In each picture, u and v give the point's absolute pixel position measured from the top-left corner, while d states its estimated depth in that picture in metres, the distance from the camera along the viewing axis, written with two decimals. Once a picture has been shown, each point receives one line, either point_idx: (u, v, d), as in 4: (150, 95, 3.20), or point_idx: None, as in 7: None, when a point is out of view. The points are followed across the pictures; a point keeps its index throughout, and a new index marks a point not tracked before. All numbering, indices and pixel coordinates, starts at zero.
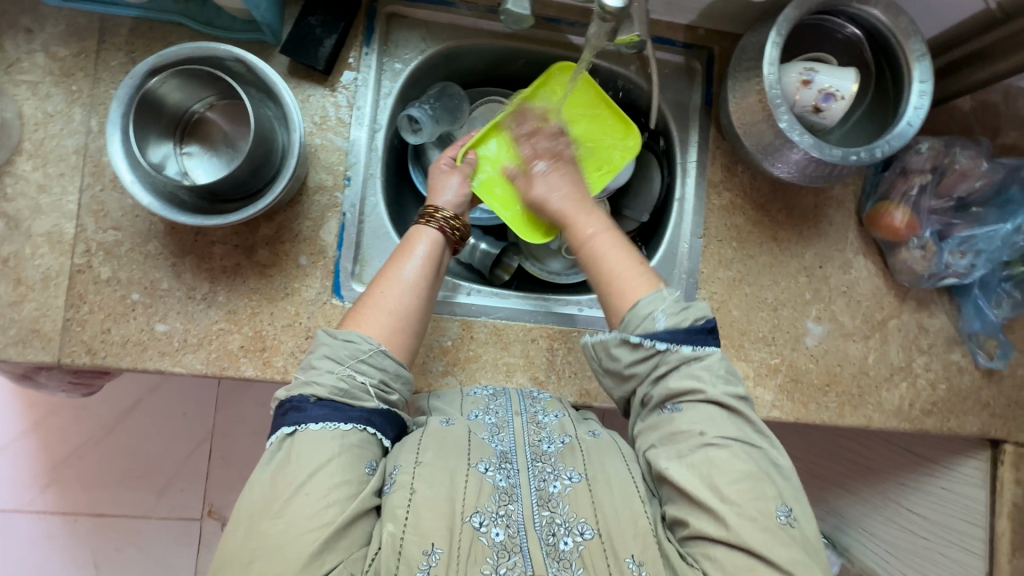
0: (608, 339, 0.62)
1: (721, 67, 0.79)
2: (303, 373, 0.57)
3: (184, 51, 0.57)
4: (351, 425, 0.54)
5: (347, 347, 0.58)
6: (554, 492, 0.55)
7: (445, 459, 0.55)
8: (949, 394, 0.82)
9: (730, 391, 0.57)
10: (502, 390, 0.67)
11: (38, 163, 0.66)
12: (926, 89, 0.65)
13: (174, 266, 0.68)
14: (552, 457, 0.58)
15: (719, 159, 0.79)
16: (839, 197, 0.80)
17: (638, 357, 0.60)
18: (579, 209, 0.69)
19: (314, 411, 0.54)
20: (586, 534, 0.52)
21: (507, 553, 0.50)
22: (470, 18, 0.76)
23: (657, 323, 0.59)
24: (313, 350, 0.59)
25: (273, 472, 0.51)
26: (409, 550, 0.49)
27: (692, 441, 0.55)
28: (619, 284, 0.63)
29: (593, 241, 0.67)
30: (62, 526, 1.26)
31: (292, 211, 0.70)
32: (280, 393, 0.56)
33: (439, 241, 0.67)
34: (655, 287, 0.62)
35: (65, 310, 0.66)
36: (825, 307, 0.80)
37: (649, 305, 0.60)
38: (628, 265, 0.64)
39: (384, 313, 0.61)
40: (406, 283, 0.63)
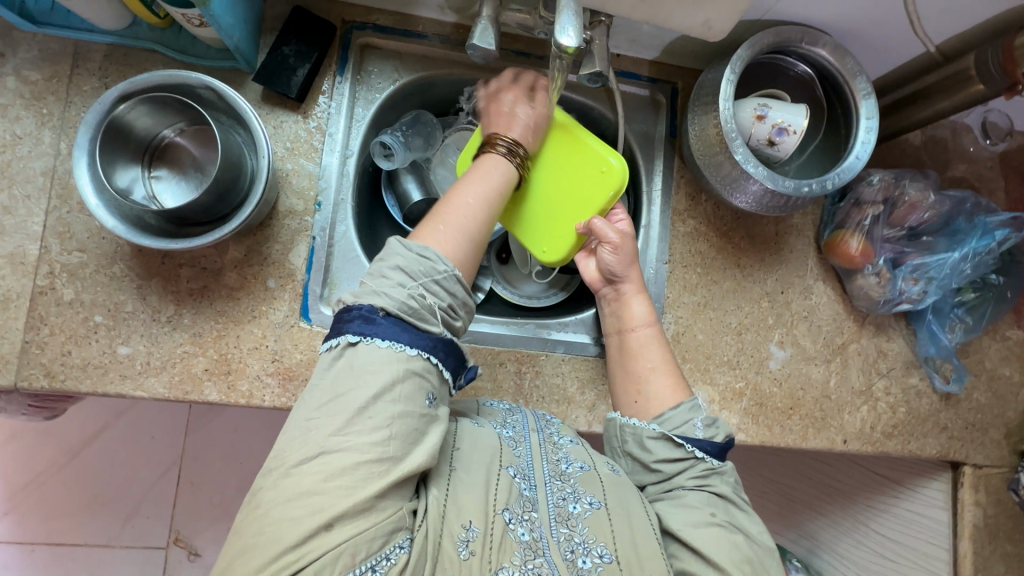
0: (644, 428, 0.64)
1: (684, 101, 0.83)
2: (372, 281, 0.54)
3: (154, 78, 0.58)
4: (417, 351, 0.52)
5: (424, 265, 0.55)
6: (573, 512, 0.55)
7: (477, 453, 0.56)
8: (908, 417, 0.84)
9: (738, 496, 0.62)
10: (518, 407, 0.67)
11: (4, 184, 0.66)
12: (872, 125, 0.68)
13: (139, 288, 0.68)
14: (571, 479, 0.58)
15: (683, 187, 0.82)
16: (799, 225, 0.83)
17: (672, 455, 0.62)
18: (638, 290, 0.72)
19: (382, 326, 0.51)
20: (604, 556, 0.54)
21: (533, 552, 0.51)
22: (442, 50, 0.78)
23: (694, 430, 0.63)
24: (385, 258, 0.55)
25: (334, 378, 0.50)
26: (449, 525, 0.50)
27: (706, 519, 0.58)
28: (654, 384, 0.68)
29: (640, 331, 0.70)
30: (20, 556, 1.21)
31: (261, 234, 0.71)
32: (348, 297, 0.54)
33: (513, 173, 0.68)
34: (690, 396, 0.67)
35: (24, 332, 0.65)
36: (787, 331, 0.82)
37: (689, 412, 0.65)
38: (665, 368, 0.69)
39: (461, 232, 0.60)
40: (481, 208, 0.63)
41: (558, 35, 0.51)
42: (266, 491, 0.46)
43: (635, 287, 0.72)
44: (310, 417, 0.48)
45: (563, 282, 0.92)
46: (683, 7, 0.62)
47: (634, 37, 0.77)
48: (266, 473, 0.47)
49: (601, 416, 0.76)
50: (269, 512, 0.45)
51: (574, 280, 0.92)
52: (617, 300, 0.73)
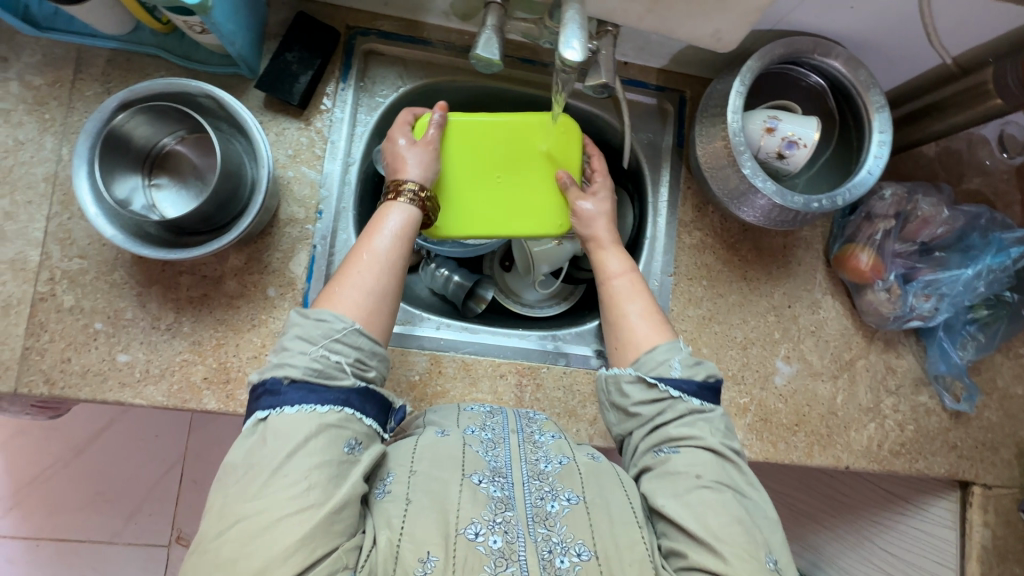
0: (621, 374, 0.62)
1: (692, 110, 0.81)
2: (276, 355, 0.54)
3: (154, 86, 0.57)
4: (328, 408, 0.52)
5: (321, 327, 0.55)
6: (551, 511, 0.53)
7: (437, 472, 0.55)
8: (916, 435, 0.82)
9: (730, 449, 0.59)
10: (499, 409, 0.67)
11: (6, 190, 0.66)
12: (885, 139, 0.67)
13: (139, 296, 0.68)
14: (549, 477, 0.56)
15: (689, 199, 0.80)
16: (808, 238, 0.82)
17: (649, 398, 0.60)
18: (613, 244, 0.71)
19: (288, 395, 0.51)
20: (582, 555, 0.51)
21: (504, 563, 0.49)
22: (447, 57, 0.77)
23: (671, 370, 0.60)
24: (287, 331, 0.56)
25: (247, 452, 0.49)
26: (405, 556, 0.49)
27: (690, 482, 0.55)
28: (638, 326, 0.64)
29: (618, 279, 0.68)
30: (24, 551, 1.22)
31: (262, 242, 0.70)
32: (254, 376, 0.54)
33: (415, 216, 0.64)
34: (673, 337, 0.64)
35: (24, 339, 0.65)
36: (794, 346, 0.81)
37: (666, 352, 0.62)
38: (650, 313, 0.65)
39: (360, 289, 0.58)
40: (381, 260, 0.60)
41: (561, 49, 0.50)
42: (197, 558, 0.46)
43: (613, 242, 0.70)
44: (227, 490, 0.48)
45: (566, 292, 0.92)
46: (693, 17, 0.61)
47: (642, 46, 0.75)
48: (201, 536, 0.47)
49: (603, 430, 0.75)
50: None
51: (577, 290, 0.92)
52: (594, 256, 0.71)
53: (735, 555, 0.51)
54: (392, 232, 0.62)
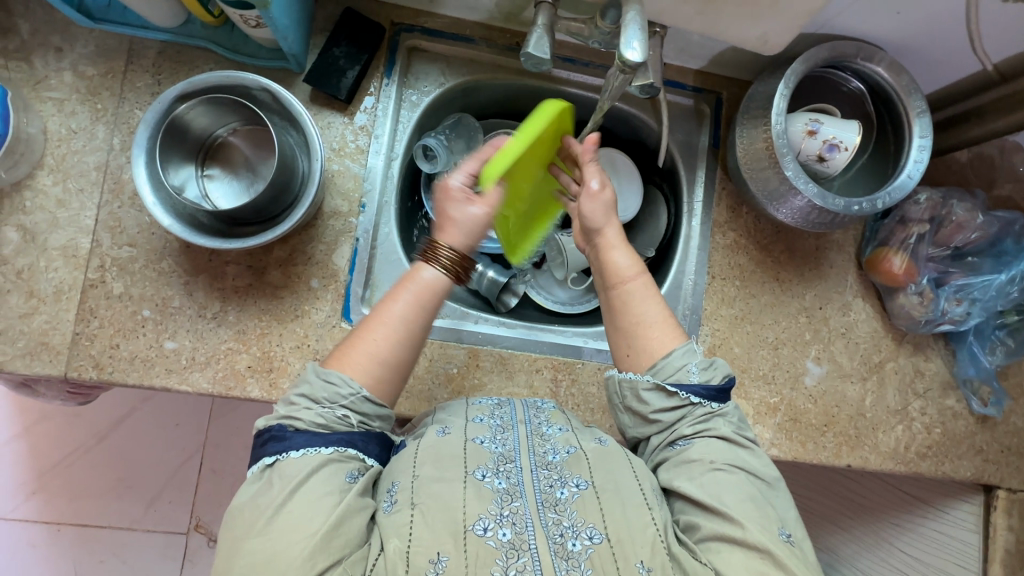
0: (638, 381, 0.61)
1: (729, 112, 0.82)
2: (284, 404, 0.56)
3: (213, 78, 0.58)
4: (333, 449, 0.54)
5: (328, 389, 0.56)
6: (561, 497, 0.55)
7: (441, 471, 0.55)
8: (943, 438, 0.83)
9: (745, 437, 0.60)
10: (507, 400, 0.67)
11: (59, 178, 0.68)
12: (926, 143, 0.67)
13: (186, 284, 0.69)
14: (558, 466, 0.58)
15: (724, 199, 0.81)
16: (840, 241, 0.83)
17: (669, 406, 0.60)
18: (621, 243, 0.67)
19: (293, 439, 0.54)
20: (594, 538, 0.53)
21: (516, 554, 0.51)
22: (488, 54, 0.78)
23: (690, 375, 0.60)
24: (298, 383, 0.57)
25: (255, 492, 0.51)
26: (416, 559, 0.50)
27: (705, 468, 0.57)
28: (652, 331, 0.63)
29: (630, 282, 0.64)
30: (47, 535, 1.23)
31: (306, 234, 0.71)
32: (262, 422, 0.56)
33: (445, 284, 0.59)
34: (685, 339, 0.63)
35: (75, 324, 0.67)
36: (824, 347, 0.82)
37: (684, 356, 0.61)
38: (660, 317, 0.64)
39: (375, 360, 0.57)
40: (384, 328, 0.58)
41: (622, 49, 0.50)
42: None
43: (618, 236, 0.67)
44: (234, 531, 0.50)
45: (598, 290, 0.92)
46: (741, 19, 0.62)
47: (682, 47, 0.76)
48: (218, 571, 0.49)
49: None
50: None
51: None
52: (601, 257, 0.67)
53: (751, 526, 0.53)
54: (415, 295, 0.59)
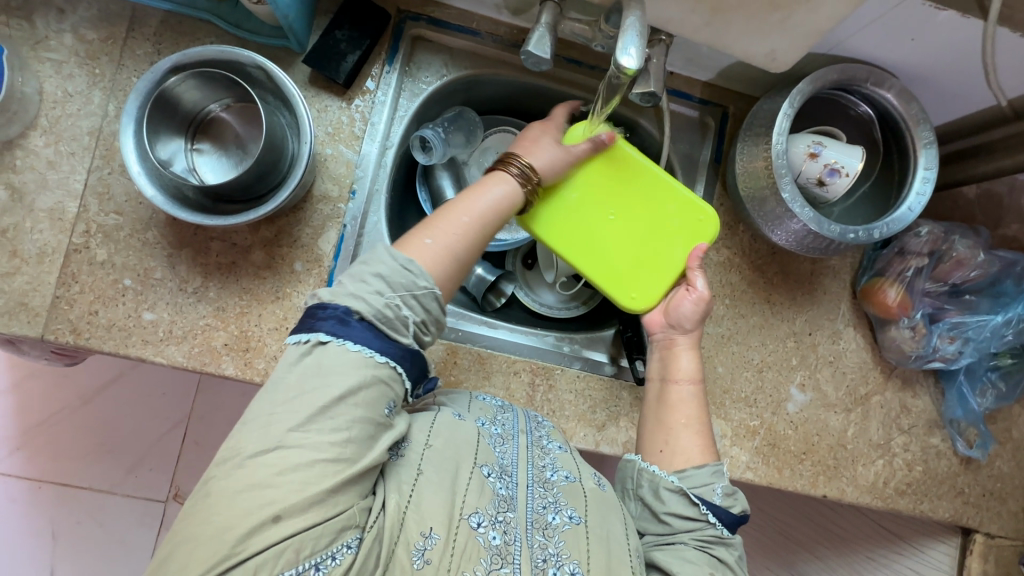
0: (662, 477, 0.62)
1: (734, 127, 0.80)
2: (350, 282, 0.53)
3: (207, 52, 0.58)
4: (385, 359, 0.52)
5: (405, 276, 0.54)
6: (552, 522, 0.57)
7: (453, 453, 0.56)
8: (924, 476, 0.81)
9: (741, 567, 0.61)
10: (510, 405, 0.68)
11: (51, 140, 0.68)
12: (930, 176, 0.66)
13: (169, 257, 0.69)
14: (554, 488, 0.59)
15: (721, 216, 0.80)
16: (836, 267, 0.81)
17: (684, 512, 0.60)
18: (692, 348, 0.69)
19: (355, 329, 0.51)
20: (574, 574, 0.54)
21: (500, 561, 0.52)
22: (494, 49, 0.77)
23: (713, 496, 0.61)
24: (369, 263, 0.55)
25: (300, 374, 0.49)
26: (409, 527, 0.51)
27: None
28: (682, 433, 0.65)
29: (684, 387, 0.67)
30: (26, 492, 1.24)
31: (294, 216, 0.71)
32: (322, 294, 0.53)
33: (514, 197, 0.63)
34: (716, 459, 0.64)
35: (55, 287, 0.67)
36: (810, 374, 0.80)
37: (711, 475, 0.62)
38: (699, 427, 0.66)
39: (447, 250, 0.58)
40: (470, 227, 0.60)
41: (618, 54, 0.49)
42: (218, 480, 0.46)
43: (690, 343, 0.69)
44: (275, 409, 0.48)
45: (585, 297, 0.91)
46: (748, 34, 0.60)
47: (690, 57, 0.74)
48: (222, 459, 0.47)
49: (609, 438, 0.74)
50: (220, 499, 0.45)
51: (595, 297, 0.91)
52: (669, 350, 0.69)
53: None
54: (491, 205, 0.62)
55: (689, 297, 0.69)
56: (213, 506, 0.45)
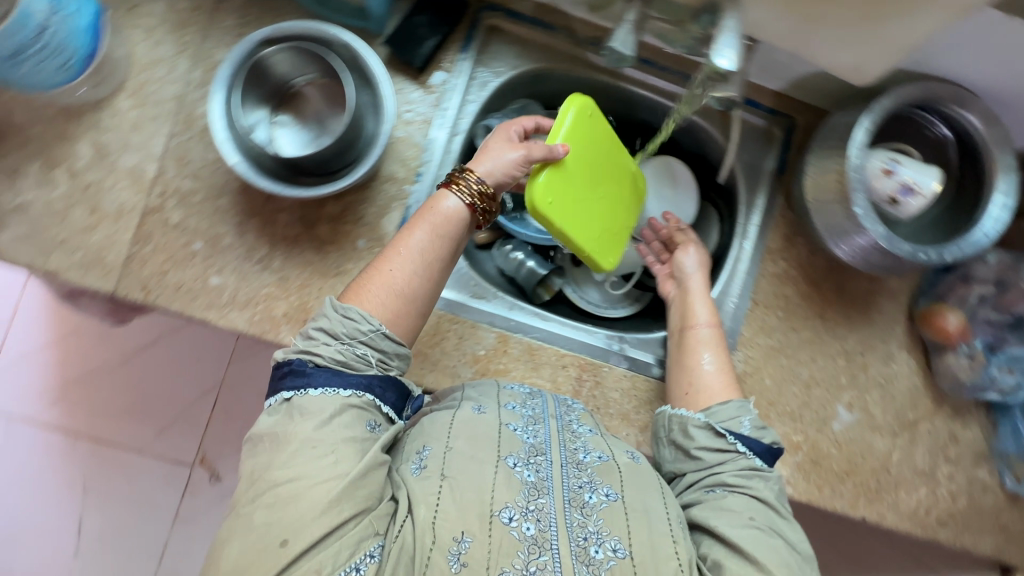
0: (690, 417, 0.65)
1: (801, 139, 0.79)
2: (303, 341, 0.58)
3: (301, 27, 0.60)
4: (351, 391, 0.55)
5: (348, 325, 0.57)
6: (589, 501, 0.57)
7: (476, 448, 0.57)
8: (968, 509, 0.80)
9: (783, 507, 0.62)
10: (539, 391, 0.68)
11: (136, 103, 0.70)
12: (1008, 202, 0.64)
13: (239, 225, 0.71)
14: (588, 468, 0.59)
15: (781, 227, 0.79)
16: (894, 288, 0.80)
17: (713, 445, 0.63)
18: (704, 295, 0.75)
19: (313, 377, 0.55)
20: (617, 551, 0.54)
21: (538, 550, 0.52)
22: (567, 45, 0.78)
23: (741, 427, 0.64)
24: (317, 318, 0.59)
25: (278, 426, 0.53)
26: (441, 536, 0.51)
27: (744, 523, 0.58)
28: (703, 375, 0.69)
29: (704, 329, 0.72)
30: (62, 443, 1.29)
31: (361, 194, 0.72)
32: (280, 354, 0.57)
33: (462, 214, 0.64)
34: (741, 396, 0.68)
35: (130, 245, 0.69)
36: (858, 395, 0.79)
37: (737, 410, 0.65)
38: (723, 366, 0.70)
39: (389, 291, 0.60)
40: (417, 260, 0.62)
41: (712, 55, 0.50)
42: (233, 525, 0.50)
43: (703, 291, 0.75)
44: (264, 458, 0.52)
45: (635, 295, 0.91)
46: (835, 43, 0.60)
47: (765, 65, 0.74)
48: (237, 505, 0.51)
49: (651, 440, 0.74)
50: (237, 539, 0.49)
51: (643, 296, 0.91)
52: (682, 300, 0.76)
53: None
54: (430, 227, 0.63)
55: (688, 253, 0.79)
56: (233, 548, 0.48)
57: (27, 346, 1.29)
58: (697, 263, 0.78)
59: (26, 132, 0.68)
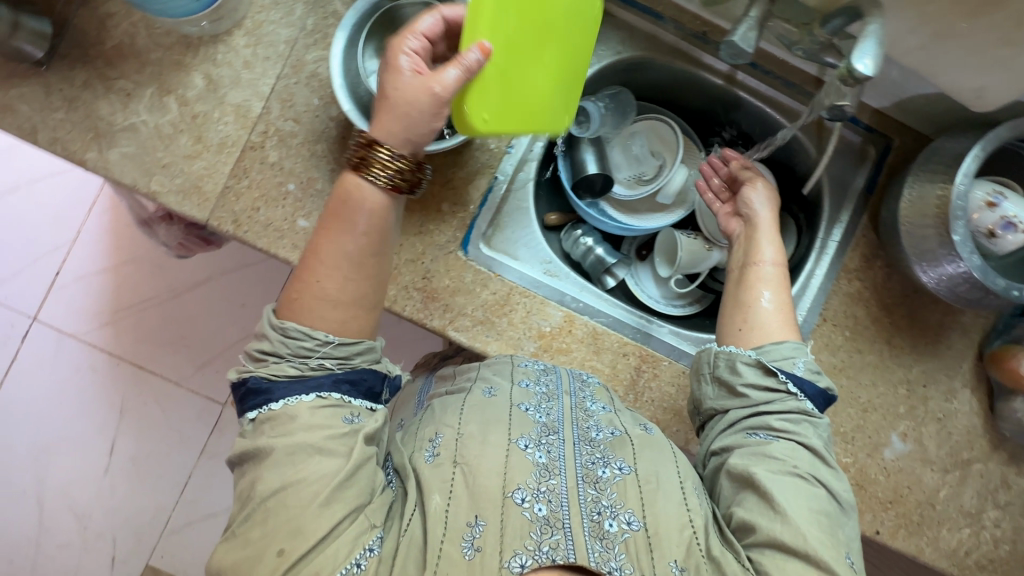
0: (739, 354, 0.66)
1: (896, 161, 0.78)
2: (255, 363, 0.57)
3: None
4: (315, 395, 0.55)
5: (292, 342, 0.56)
6: (602, 476, 0.57)
7: (487, 425, 0.59)
8: (1010, 557, 0.78)
9: (827, 455, 0.62)
10: (552, 367, 0.69)
11: (251, 42, 0.73)
12: None
13: (332, 171, 0.72)
14: (600, 445, 0.60)
15: (861, 247, 0.78)
16: (967, 325, 0.79)
17: (760, 383, 0.64)
18: (772, 233, 0.74)
19: (272, 392, 0.55)
20: (631, 523, 0.54)
21: (550, 530, 0.53)
22: (673, 37, 0.78)
23: (794, 367, 0.65)
24: (261, 339, 0.58)
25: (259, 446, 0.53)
26: (454, 521, 0.52)
27: (785, 468, 0.59)
28: (761, 313, 0.69)
29: (767, 266, 0.71)
30: (107, 364, 1.34)
31: (452, 158, 0.73)
32: (236, 378, 0.57)
33: (386, 202, 0.58)
34: (797, 337, 0.68)
35: (227, 178, 0.71)
36: (914, 426, 0.78)
37: (792, 351, 0.66)
38: (782, 303, 0.69)
39: (324, 300, 0.57)
40: (346, 263, 0.58)
41: (852, 61, 0.51)
42: (240, 529, 0.51)
43: (771, 231, 0.73)
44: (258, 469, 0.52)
45: (697, 295, 0.91)
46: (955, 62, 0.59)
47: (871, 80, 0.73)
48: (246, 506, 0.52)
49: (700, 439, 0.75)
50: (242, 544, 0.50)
51: (705, 298, 0.91)
52: (747, 238, 0.75)
53: (816, 540, 0.54)
54: (350, 223, 0.57)
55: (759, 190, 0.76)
56: (259, 537, 0.50)
57: (86, 267, 1.34)
58: (768, 203, 0.75)
59: (146, 56, 0.71)
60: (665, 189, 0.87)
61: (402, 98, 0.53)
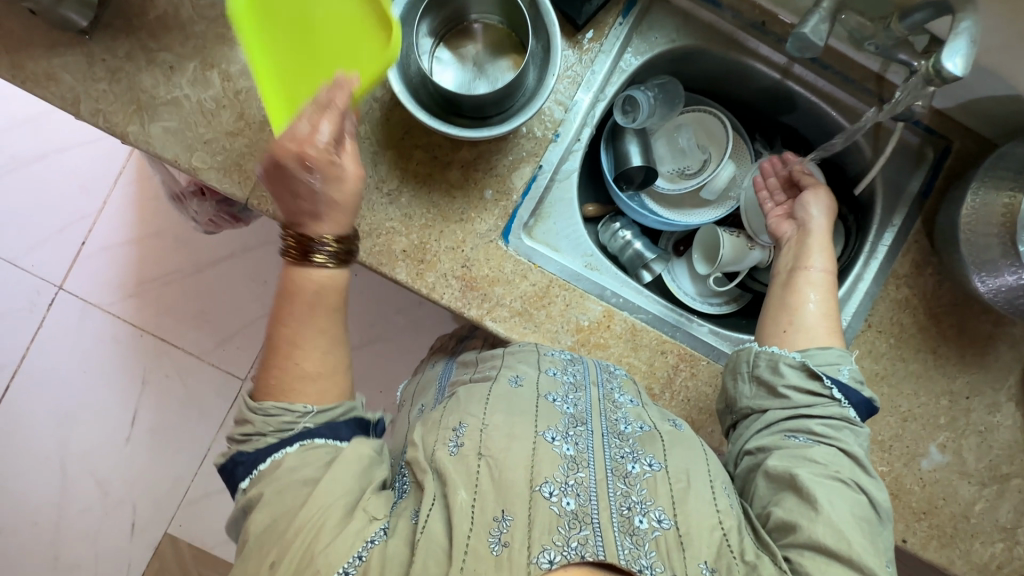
0: (783, 355, 0.65)
1: (954, 164, 0.76)
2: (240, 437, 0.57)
3: None
4: (299, 446, 0.55)
5: (269, 418, 0.56)
6: (631, 471, 0.56)
7: (515, 415, 0.58)
8: None
9: (868, 463, 0.61)
10: (580, 358, 0.69)
11: None
12: None
13: (374, 154, 0.70)
14: (630, 438, 0.59)
15: (912, 253, 0.76)
16: (1016, 337, 0.77)
17: (804, 386, 0.63)
18: (825, 239, 0.72)
19: (256, 455, 0.55)
20: (662, 521, 0.53)
21: (578, 525, 0.51)
22: (730, 27, 0.76)
23: (839, 374, 0.64)
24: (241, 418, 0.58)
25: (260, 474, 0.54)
26: (481, 513, 0.50)
27: (826, 472, 0.58)
28: (806, 317, 0.68)
29: (816, 273, 0.70)
30: (130, 335, 1.35)
31: (497, 145, 0.72)
32: (224, 455, 0.57)
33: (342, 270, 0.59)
34: (842, 346, 0.67)
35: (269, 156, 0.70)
36: (954, 437, 0.77)
37: (838, 358, 0.65)
38: (828, 311, 0.68)
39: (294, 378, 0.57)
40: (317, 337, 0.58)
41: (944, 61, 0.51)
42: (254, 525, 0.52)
43: (822, 238, 0.72)
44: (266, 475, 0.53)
45: (733, 294, 0.89)
46: None
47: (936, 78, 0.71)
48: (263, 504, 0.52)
49: None
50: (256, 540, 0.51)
51: (744, 296, 0.89)
52: (797, 242, 0.73)
53: (859, 546, 0.53)
54: (314, 296, 0.58)
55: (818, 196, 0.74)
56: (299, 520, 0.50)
57: (112, 238, 1.34)
58: (825, 210, 0.74)
59: (190, 28, 0.70)
60: (710, 184, 0.85)
61: (343, 193, 0.58)
